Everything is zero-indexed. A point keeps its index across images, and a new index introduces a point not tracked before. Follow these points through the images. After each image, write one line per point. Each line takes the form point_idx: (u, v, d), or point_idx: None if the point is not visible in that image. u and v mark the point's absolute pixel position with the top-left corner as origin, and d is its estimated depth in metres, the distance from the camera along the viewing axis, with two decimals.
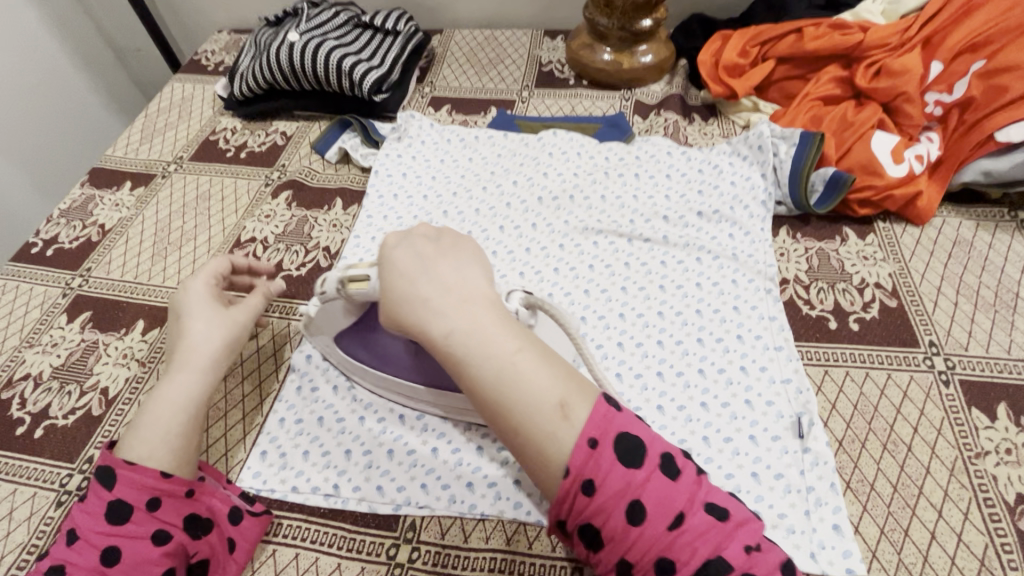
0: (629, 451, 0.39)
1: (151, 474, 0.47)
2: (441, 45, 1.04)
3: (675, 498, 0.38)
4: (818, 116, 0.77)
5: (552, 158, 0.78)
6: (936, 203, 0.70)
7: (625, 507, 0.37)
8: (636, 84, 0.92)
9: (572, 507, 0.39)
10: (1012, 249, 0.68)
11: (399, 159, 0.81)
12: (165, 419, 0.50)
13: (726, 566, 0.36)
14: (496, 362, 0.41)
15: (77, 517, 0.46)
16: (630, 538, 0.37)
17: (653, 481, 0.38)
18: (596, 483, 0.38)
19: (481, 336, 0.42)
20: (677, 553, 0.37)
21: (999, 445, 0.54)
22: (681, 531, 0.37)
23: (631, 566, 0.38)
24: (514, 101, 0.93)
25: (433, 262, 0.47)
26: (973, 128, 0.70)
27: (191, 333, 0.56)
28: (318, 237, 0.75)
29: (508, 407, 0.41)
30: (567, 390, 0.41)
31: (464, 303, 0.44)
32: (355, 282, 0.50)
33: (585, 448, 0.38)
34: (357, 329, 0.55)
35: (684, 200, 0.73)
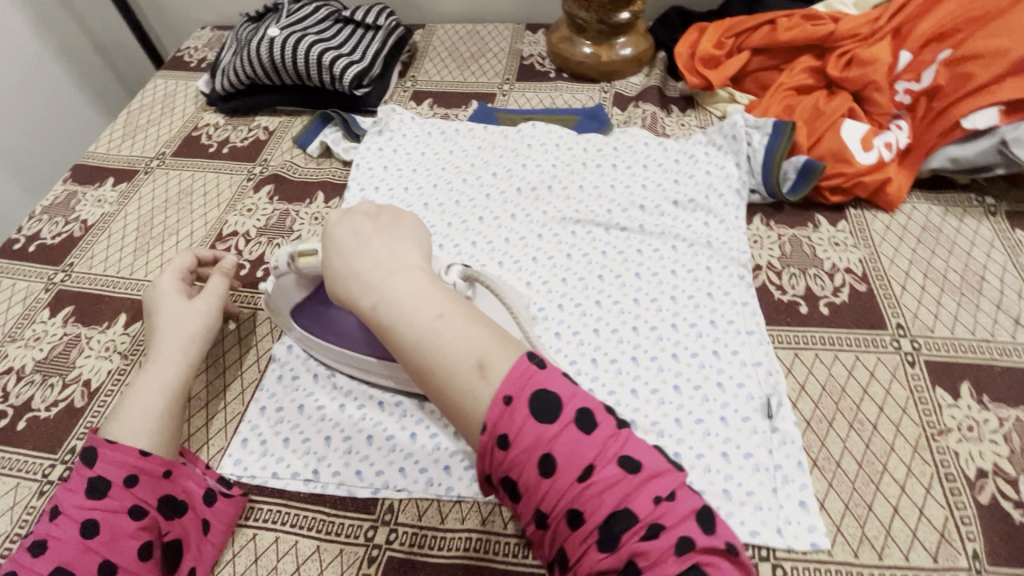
0: (543, 407, 0.39)
1: (130, 453, 0.49)
2: (423, 40, 1.04)
3: (587, 452, 0.38)
4: (791, 105, 0.78)
5: (531, 149, 0.79)
6: (905, 190, 0.71)
7: (537, 461, 0.38)
8: (616, 76, 0.93)
9: (492, 462, 0.40)
10: (978, 234, 0.69)
11: (380, 153, 0.82)
12: (142, 405, 0.52)
13: (631, 516, 0.37)
14: (418, 325, 0.44)
15: (59, 494, 0.47)
16: (543, 490, 0.38)
17: (565, 435, 0.39)
18: (508, 437, 0.39)
19: (405, 302, 0.45)
20: (585, 504, 0.37)
21: (961, 422, 0.55)
22: (588, 483, 0.38)
23: (546, 517, 0.39)
24: (495, 94, 0.94)
25: (368, 238, 0.50)
26: (941, 115, 0.71)
27: (162, 329, 0.58)
28: (299, 230, 0.76)
29: (430, 367, 0.44)
30: (485, 348, 0.43)
31: (392, 273, 0.47)
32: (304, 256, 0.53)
33: (500, 404, 0.40)
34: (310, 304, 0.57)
35: (660, 189, 0.75)
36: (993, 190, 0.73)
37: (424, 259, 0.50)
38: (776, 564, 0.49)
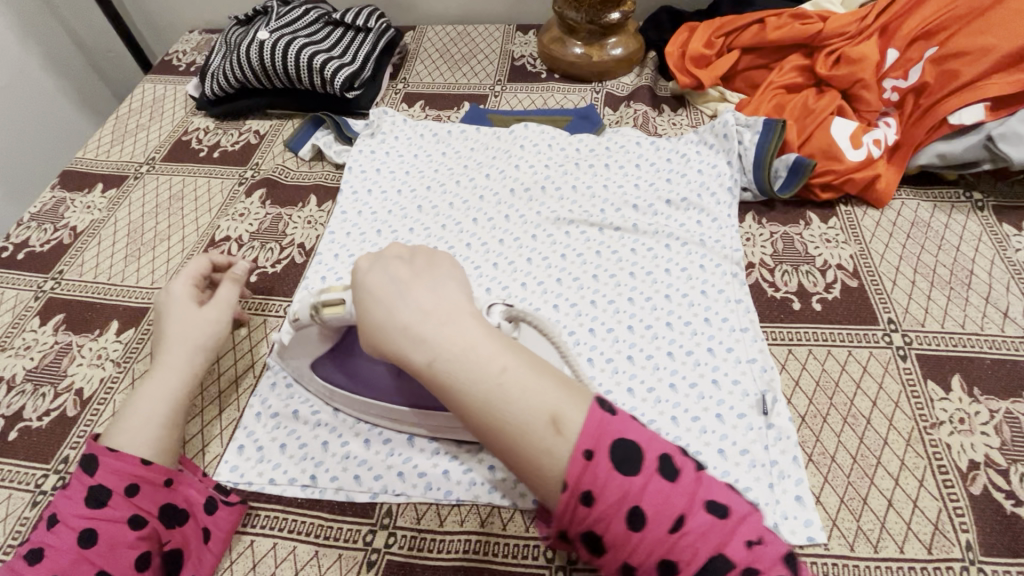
0: (625, 458, 0.37)
1: (131, 461, 0.48)
2: (414, 42, 1.04)
3: (675, 500, 0.37)
4: (781, 104, 0.79)
5: (524, 150, 0.79)
6: (894, 186, 0.72)
7: (625, 515, 0.37)
8: (607, 76, 0.93)
9: (574, 519, 0.38)
10: (966, 228, 0.70)
11: (372, 155, 0.82)
12: (146, 413, 0.52)
13: (728, 564, 0.36)
14: (480, 379, 0.41)
15: (57, 502, 0.47)
16: (632, 544, 0.37)
17: (652, 485, 0.37)
18: (593, 494, 0.37)
19: (464, 354, 0.41)
20: (679, 556, 0.36)
21: (952, 415, 0.56)
22: (681, 534, 0.36)
23: (632, 572, 0.37)
24: (486, 95, 0.94)
25: (408, 285, 0.46)
26: (927, 112, 0.72)
27: (169, 335, 0.57)
28: (293, 234, 0.75)
29: (499, 426, 0.40)
30: (558, 401, 0.40)
31: (443, 322, 0.43)
32: (329, 306, 0.49)
33: (581, 459, 0.37)
34: (333, 353, 0.55)
35: (653, 188, 0.75)
36: (980, 185, 0.74)
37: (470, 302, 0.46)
38: None
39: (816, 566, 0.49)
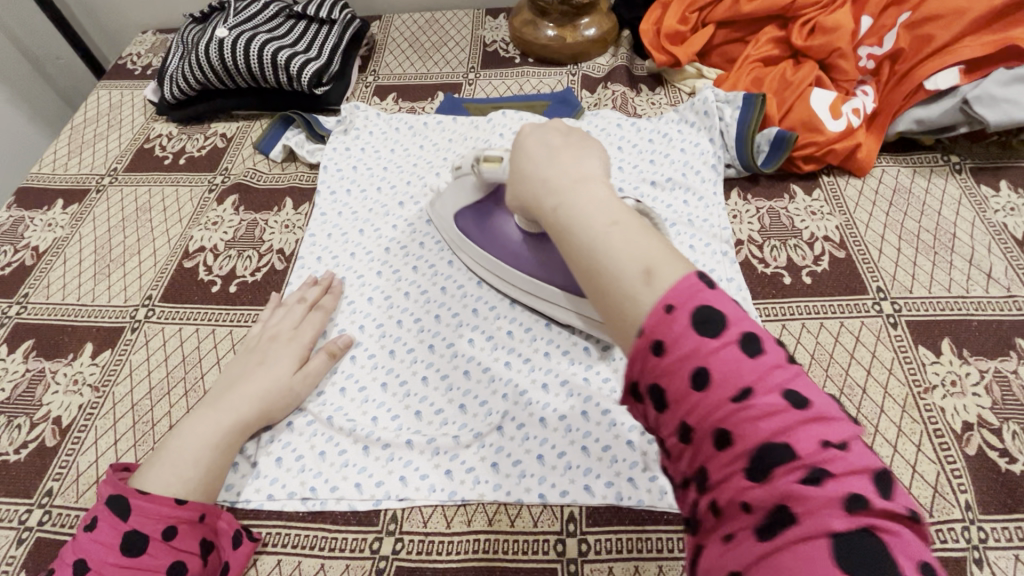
0: (707, 320, 0.33)
1: (167, 504, 0.47)
2: (380, 32, 1.01)
3: (752, 372, 0.31)
4: (760, 77, 0.78)
5: (504, 138, 0.77)
6: (874, 154, 0.72)
7: (689, 371, 0.32)
8: (582, 58, 0.92)
9: (636, 366, 0.34)
10: (946, 193, 0.71)
11: (347, 152, 0.79)
12: (185, 456, 0.50)
13: (794, 455, 0.29)
14: (590, 224, 0.39)
15: (86, 548, 0.45)
16: (687, 403, 0.32)
17: (725, 350, 0.32)
18: (661, 340, 0.33)
19: (584, 204, 0.41)
20: (740, 429, 0.31)
21: (944, 378, 0.57)
22: (751, 407, 0.30)
23: (690, 434, 0.32)
24: (460, 84, 0.91)
25: (557, 149, 0.47)
26: (905, 78, 0.72)
27: (253, 381, 0.55)
28: (270, 239, 0.73)
29: (594, 272, 0.38)
30: (661, 259, 0.36)
31: (576, 178, 0.43)
32: (488, 161, 0.55)
33: (660, 310, 0.33)
34: (478, 205, 0.62)
35: (637, 170, 0.74)
36: (957, 148, 0.75)
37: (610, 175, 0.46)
38: None
39: None
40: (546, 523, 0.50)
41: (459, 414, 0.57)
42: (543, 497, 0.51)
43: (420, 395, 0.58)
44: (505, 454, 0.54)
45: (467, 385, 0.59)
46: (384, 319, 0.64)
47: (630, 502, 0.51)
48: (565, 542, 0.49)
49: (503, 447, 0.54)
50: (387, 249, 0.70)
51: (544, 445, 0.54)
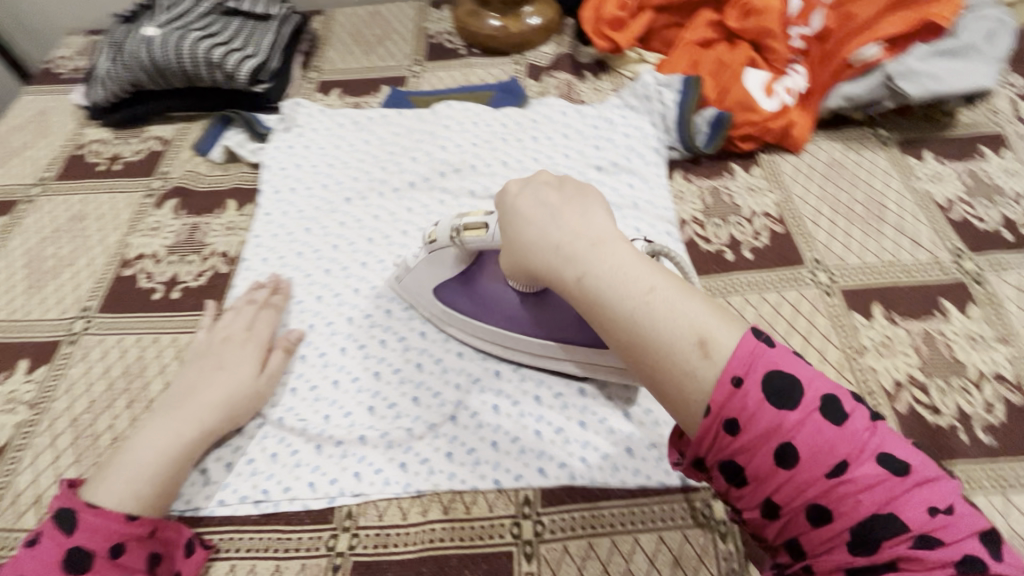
0: (784, 395, 0.36)
1: (116, 519, 0.45)
2: (322, 26, 0.99)
3: (837, 445, 0.35)
4: (697, 60, 0.79)
5: (449, 130, 0.78)
6: (807, 131, 0.75)
7: (772, 450, 0.36)
8: (526, 47, 0.92)
9: (717, 445, 0.38)
10: (875, 165, 0.75)
11: (291, 151, 0.78)
12: (140, 465, 0.48)
13: (899, 524, 0.33)
14: (628, 296, 0.42)
15: (23, 565, 0.43)
16: (779, 480, 0.36)
17: (809, 424, 0.36)
18: (738, 421, 0.37)
19: (613, 275, 0.43)
20: (836, 503, 0.35)
21: (876, 341, 0.60)
22: (845, 481, 0.35)
23: (778, 508, 0.37)
24: (405, 77, 0.90)
25: (559, 209, 0.48)
26: (832, 56, 0.75)
27: (213, 386, 0.54)
28: (213, 242, 0.71)
29: (643, 344, 0.41)
30: (710, 327, 0.39)
31: (592, 243, 0.45)
32: (470, 229, 0.52)
33: (729, 387, 0.37)
34: (462, 276, 0.57)
35: (582, 156, 0.75)
36: (884, 123, 0.79)
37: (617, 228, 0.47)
38: None
39: None
40: (502, 507, 0.51)
41: (412, 407, 0.57)
42: (498, 483, 0.52)
43: (372, 390, 0.58)
44: (459, 443, 0.54)
45: (420, 377, 0.59)
46: (333, 317, 0.63)
47: (582, 481, 0.52)
48: (520, 524, 0.50)
49: (457, 436, 0.54)
50: (335, 247, 0.69)
51: (498, 432, 0.55)
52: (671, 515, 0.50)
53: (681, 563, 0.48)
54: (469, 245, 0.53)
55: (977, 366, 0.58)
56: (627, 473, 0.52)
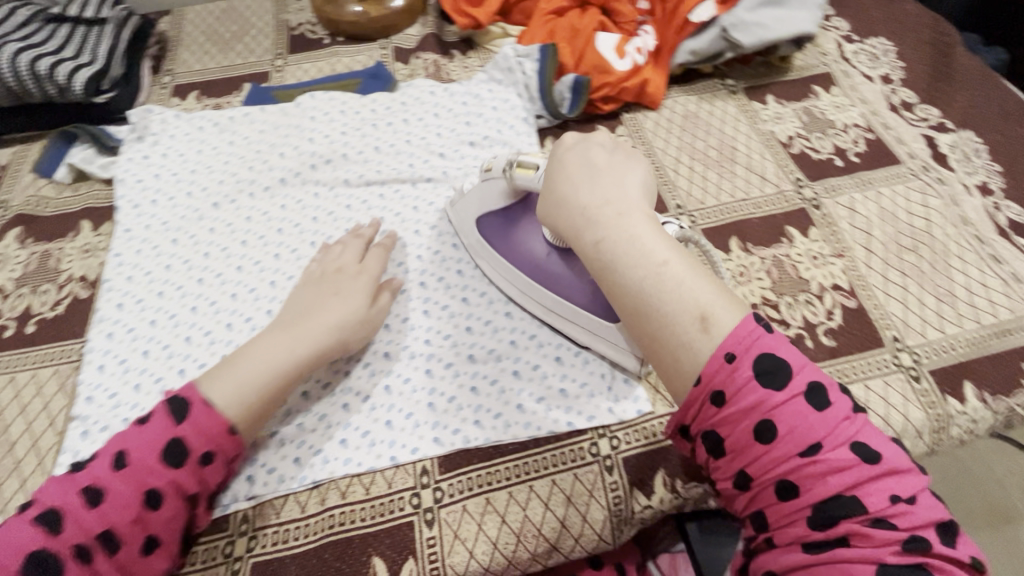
0: (769, 373, 0.39)
1: (218, 427, 0.47)
2: (172, 27, 0.93)
3: (815, 427, 0.37)
4: (553, 29, 0.82)
5: (315, 121, 0.76)
6: (662, 87, 0.79)
7: (753, 424, 0.38)
8: (392, 31, 0.91)
9: (700, 414, 0.41)
10: (725, 112, 0.81)
11: (146, 161, 0.73)
12: (255, 377, 0.50)
13: (860, 506, 0.35)
14: (642, 265, 0.43)
15: (133, 439, 0.46)
16: (753, 454, 0.39)
17: (791, 405, 0.38)
18: (725, 394, 0.39)
19: (633, 244, 0.44)
20: (805, 479, 0.37)
21: (734, 272, 0.66)
22: (818, 460, 0.37)
23: (749, 479, 0.39)
24: (268, 73, 0.87)
25: (597, 172, 0.49)
26: (673, 14, 0.80)
27: (323, 312, 0.55)
28: (69, 268, 0.66)
29: (645, 312, 0.43)
30: (715, 307, 0.41)
31: (621, 210, 0.46)
32: (522, 166, 0.54)
33: (722, 360, 0.39)
34: (507, 212, 0.59)
35: (454, 134, 0.76)
36: (732, 73, 0.85)
37: (648, 202, 0.49)
38: (611, 437, 0.54)
39: (646, 429, 0.55)
40: (400, 482, 0.52)
41: (302, 401, 0.56)
42: (395, 459, 0.53)
43: None
44: (353, 429, 0.54)
45: None
46: (212, 326, 0.61)
47: (476, 442, 0.54)
48: (420, 494, 0.52)
49: (351, 422, 0.55)
50: (206, 255, 0.66)
51: (392, 411, 0.55)
52: (561, 460, 0.53)
53: (572, 501, 0.51)
54: (517, 183, 0.55)
55: (819, 281, 0.65)
56: (519, 428, 0.54)
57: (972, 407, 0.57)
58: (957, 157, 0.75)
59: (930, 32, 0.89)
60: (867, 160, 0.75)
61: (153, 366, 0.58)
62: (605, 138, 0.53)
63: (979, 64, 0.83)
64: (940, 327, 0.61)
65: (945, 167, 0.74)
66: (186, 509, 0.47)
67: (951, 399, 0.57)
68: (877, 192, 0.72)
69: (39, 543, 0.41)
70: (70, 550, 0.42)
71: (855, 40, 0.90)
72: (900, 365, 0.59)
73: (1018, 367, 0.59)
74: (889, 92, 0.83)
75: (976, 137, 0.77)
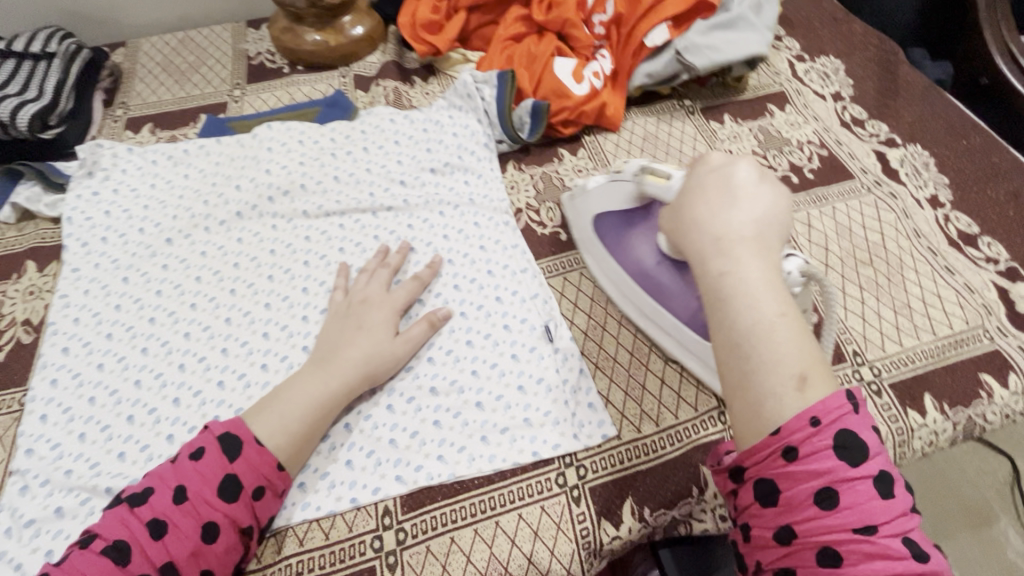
0: (849, 447, 0.36)
1: (270, 464, 0.48)
2: (126, 60, 0.91)
3: (878, 513, 0.35)
4: (511, 55, 0.83)
5: (273, 152, 0.75)
6: (620, 110, 0.81)
7: (816, 487, 0.36)
8: (352, 58, 0.91)
9: (762, 461, 0.38)
10: (684, 132, 0.82)
11: (96, 198, 0.71)
12: (295, 409, 0.51)
13: None
14: (760, 308, 0.39)
15: (187, 474, 0.46)
16: (806, 513, 0.36)
17: (860, 484, 0.36)
18: (798, 451, 0.36)
19: (756, 286, 0.40)
20: (850, 555, 0.34)
21: None
22: (873, 542, 0.34)
23: (790, 536, 0.37)
24: (226, 103, 0.86)
25: (739, 201, 0.44)
26: (629, 39, 0.82)
27: (356, 347, 0.55)
28: (12, 311, 0.64)
29: (746, 355, 0.38)
30: (816, 370, 0.38)
31: (754, 249, 0.42)
32: (655, 175, 0.59)
33: (807, 422, 0.36)
34: (627, 215, 0.64)
35: (415, 160, 0.75)
36: (689, 94, 0.87)
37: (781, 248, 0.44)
38: (578, 466, 0.54)
39: (613, 456, 0.54)
40: (361, 524, 0.51)
41: None
42: (356, 501, 0.51)
43: None
44: (311, 470, 0.52)
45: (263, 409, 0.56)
46: (164, 367, 0.59)
47: (441, 478, 0.52)
48: (382, 536, 0.50)
49: (309, 463, 0.53)
50: (158, 293, 0.64)
51: (353, 449, 0.54)
52: (527, 493, 0.52)
53: (540, 534, 0.50)
54: (646, 190, 0.59)
55: None
56: (483, 461, 0.53)
57: (933, 418, 0.58)
58: (907, 171, 0.77)
59: (876, 50, 0.92)
60: (822, 175, 0.77)
61: (102, 414, 0.56)
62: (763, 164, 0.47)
63: (923, 80, 0.87)
64: (898, 339, 0.62)
65: (896, 182, 0.76)
66: (240, 543, 0.46)
67: (912, 412, 0.58)
68: (832, 208, 0.74)
69: (107, 574, 0.41)
70: None
71: (806, 59, 0.92)
72: (862, 379, 0.60)
73: (975, 376, 0.60)
74: (840, 109, 0.85)
75: (924, 150, 0.79)
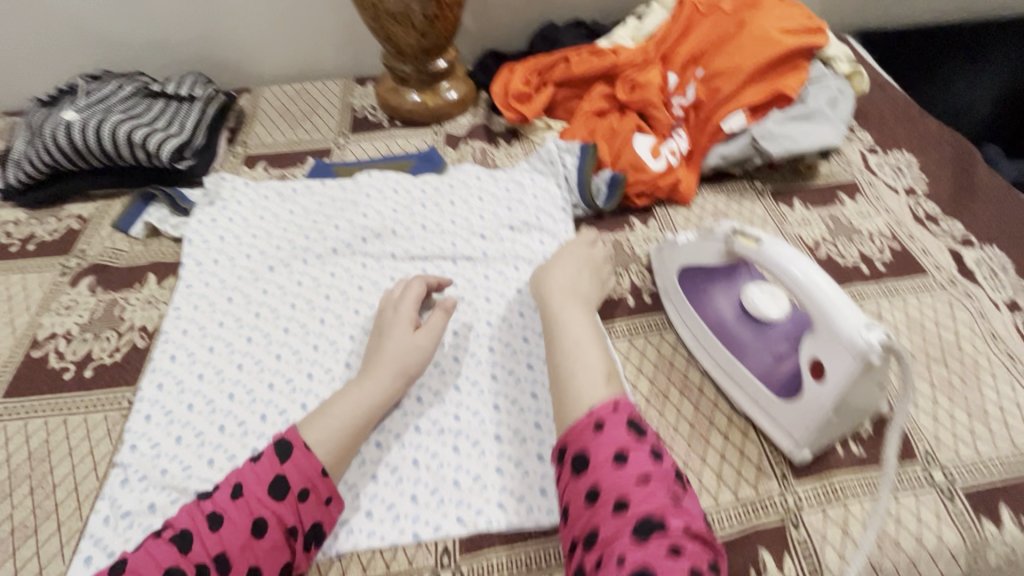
0: (635, 428, 0.52)
1: (315, 469, 0.52)
2: (250, 104, 1.03)
3: (654, 470, 0.49)
4: (593, 128, 0.90)
5: (370, 198, 0.82)
6: (693, 185, 0.85)
7: (612, 450, 0.50)
8: (445, 118, 1.00)
9: (577, 437, 0.52)
10: (754, 213, 0.85)
11: (213, 224, 0.79)
12: (339, 412, 0.56)
13: (662, 525, 0.46)
14: (571, 338, 0.61)
15: (245, 473, 0.51)
16: (606, 472, 0.49)
17: (642, 449, 0.50)
18: (601, 424, 0.52)
19: (571, 326, 0.62)
20: (632, 498, 0.47)
21: None
22: (647, 488, 0.48)
23: (597, 494, 0.48)
24: (330, 149, 0.95)
25: (566, 284, 0.66)
26: (706, 121, 0.88)
27: (384, 351, 0.61)
28: (131, 317, 0.72)
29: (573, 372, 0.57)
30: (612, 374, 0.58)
31: (572, 310, 0.64)
32: (744, 237, 0.59)
33: (609, 406, 0.53)
34: (713, 272, 0.67)
35: (496, 217, 0.81)
36: (760, 176, 0.90)
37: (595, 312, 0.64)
38: None
39: None
40: (421, 560, 0.53)
41: None
42: (418, 535, 0.54)
43: None
44: (379, 501, 0.56)
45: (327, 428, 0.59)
46: (254, 384, 0.64)
47: (499, 525, 0.54)
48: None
49: (377, 494, 0.56)
50: (256, 314, 0.71)
51: (418, 485, 0.57)
52: None
53: None
54: (734, 249, 0.61)
55: None
56: (541, 513, 0.55)
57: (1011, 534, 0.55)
58: (985, 273, 0.77)
59: (953, 150, 0.93)
60: (893, 269, 0.78)
61: (197, 420, 0.61)
62: (582, 258, 0.70)
63: (1003, 183, 0.87)
64: (974, 446, 0.61)
65: (972, 282, 0.76)
66: (285, 544, 0.49)
67: (988, 524, 0.56)
68: (903, 301, 0.74)
69: (173, 558, 0.46)
70: (194, 568, 0.46)
71: (879, 152, 0.95)
72: (933, 483, 0.58)
73: None
74: (914, 204, 0.86)
75: (1003, 253, 0.79)
